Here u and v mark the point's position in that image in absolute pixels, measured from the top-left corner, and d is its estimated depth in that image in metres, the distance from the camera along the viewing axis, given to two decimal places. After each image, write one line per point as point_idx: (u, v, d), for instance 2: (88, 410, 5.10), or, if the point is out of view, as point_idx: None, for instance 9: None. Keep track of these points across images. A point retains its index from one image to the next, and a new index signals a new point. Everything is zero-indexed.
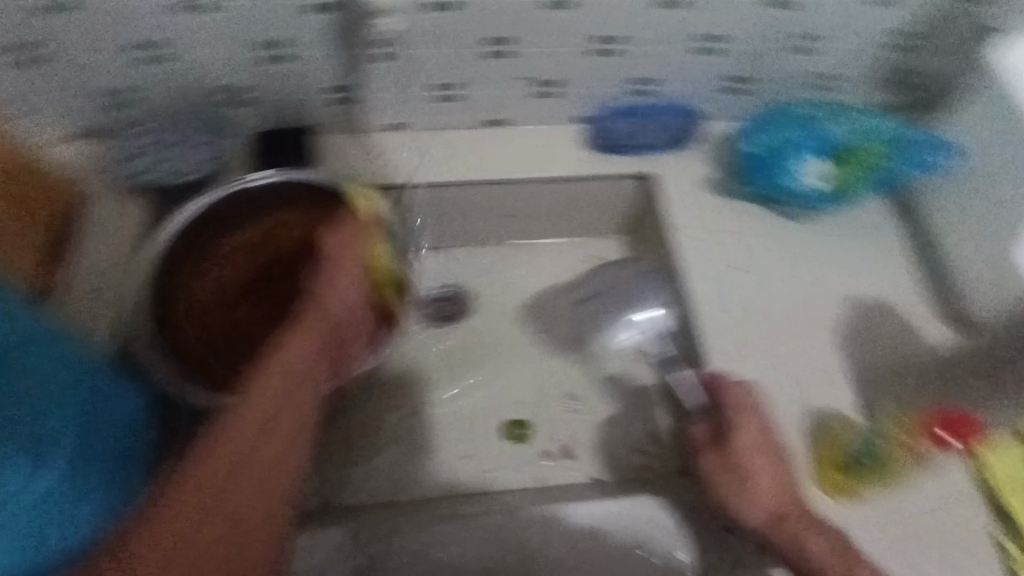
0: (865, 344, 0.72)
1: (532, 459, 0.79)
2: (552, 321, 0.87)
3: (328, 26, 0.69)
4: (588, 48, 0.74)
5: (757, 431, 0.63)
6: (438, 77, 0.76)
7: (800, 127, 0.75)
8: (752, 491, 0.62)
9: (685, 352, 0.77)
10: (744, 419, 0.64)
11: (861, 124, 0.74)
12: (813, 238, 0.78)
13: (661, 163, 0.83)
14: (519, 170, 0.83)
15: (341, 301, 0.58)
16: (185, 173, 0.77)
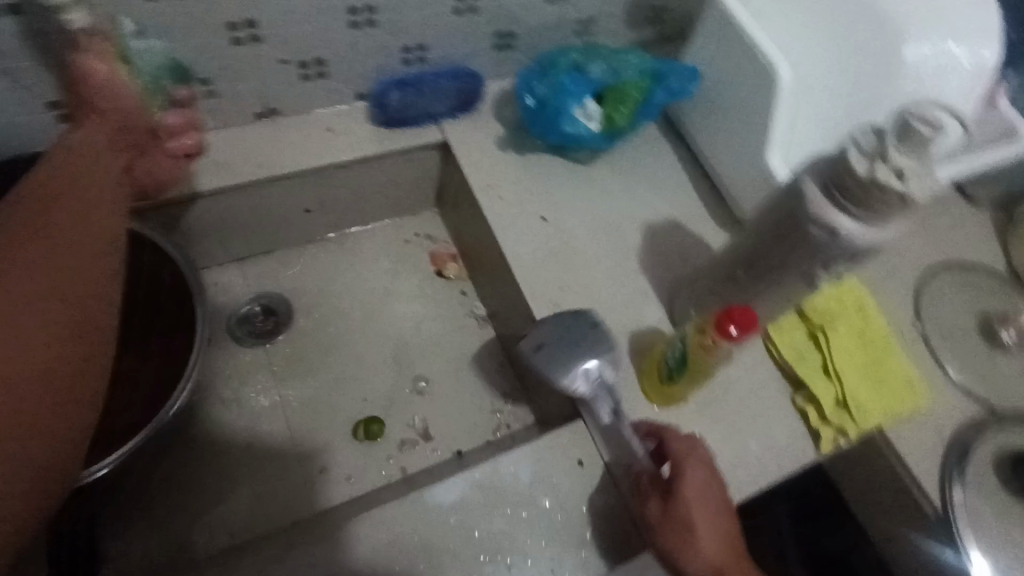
0: (663, 263, 0.79)
1: (390, 453, 0.76)
2: (381, 307, 0.84)
3: (16, 31, 0.57)
4: (351, 21, 0.70)
5: (697, 481, 0.60)
6: (187, 73, 0.68)
7: (566, 73, 0.79)
8: (699, 539, 0.58)
9: (514, 307, 0.78)
10: (689, 468, 0.60)
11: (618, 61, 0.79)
12: (601, 177, 0.84)
13: (451, 130, 0.83)
14: (306, 160, 0.77)
15: (124, 108, 0.57)
16: None
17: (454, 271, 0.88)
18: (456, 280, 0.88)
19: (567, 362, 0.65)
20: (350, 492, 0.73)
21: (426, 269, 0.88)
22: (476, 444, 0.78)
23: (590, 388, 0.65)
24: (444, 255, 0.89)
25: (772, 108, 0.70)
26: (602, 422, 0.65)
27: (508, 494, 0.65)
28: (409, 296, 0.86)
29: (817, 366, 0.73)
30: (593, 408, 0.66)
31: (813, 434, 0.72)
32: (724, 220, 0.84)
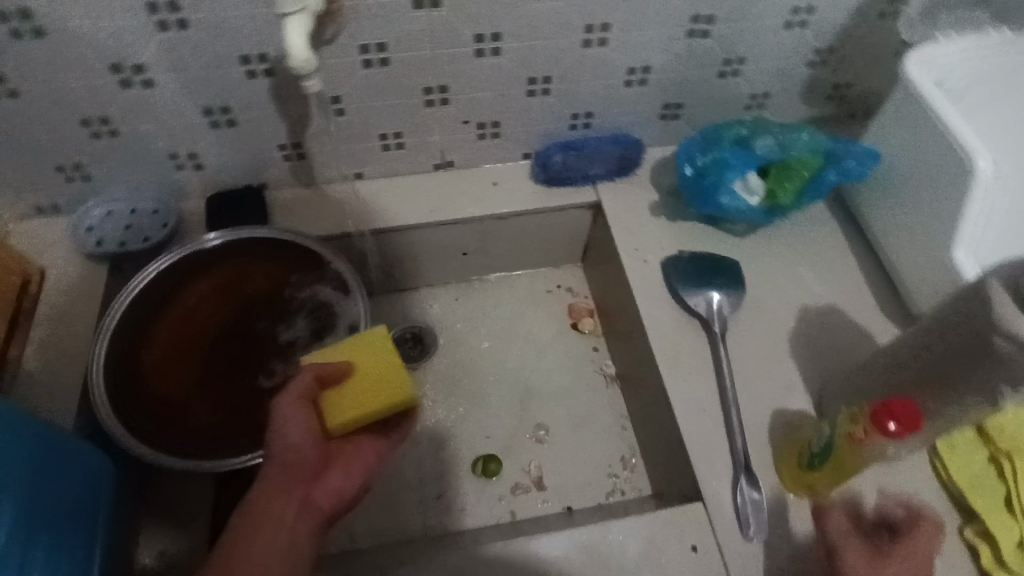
0: (813, 350, 0.74)
1: (504, 494, 0.78)
2: (517, 351, 0.89)
3: (268, 91, 0.72)
4: (530, 90, 0.79)
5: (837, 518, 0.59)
6: (388, 128, 0.80)
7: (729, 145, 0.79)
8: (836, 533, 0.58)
9: (645, 371, 0.78)
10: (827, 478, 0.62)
11: (784, 139, 0.78)
12: (754, 252, 0.81)
13: (606, 192, 0.87)
14: (470, 209, 0.85)
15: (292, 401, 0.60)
16: (144, 240, 0.79)
17: (590, 326, 0.90)
18: (590, 335, 0.90)
19: (697, 284, 0.77)
20: (462, 523, 0.76)
21: (563, 320, 0.91)
22: (589, 502, 0.78)
23: (708, 310, 0.76)
24: (582, 309, 0.92)
25: (963, 202, 0.64)
26: (714, 331, 0.74)
27: (614, 562, 0.63)
28: (543, 345, 0.89)
29: (997, 496, 0.63)
30: (708, 325, 0.75)
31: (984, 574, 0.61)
32: (891, 313, 0.76)
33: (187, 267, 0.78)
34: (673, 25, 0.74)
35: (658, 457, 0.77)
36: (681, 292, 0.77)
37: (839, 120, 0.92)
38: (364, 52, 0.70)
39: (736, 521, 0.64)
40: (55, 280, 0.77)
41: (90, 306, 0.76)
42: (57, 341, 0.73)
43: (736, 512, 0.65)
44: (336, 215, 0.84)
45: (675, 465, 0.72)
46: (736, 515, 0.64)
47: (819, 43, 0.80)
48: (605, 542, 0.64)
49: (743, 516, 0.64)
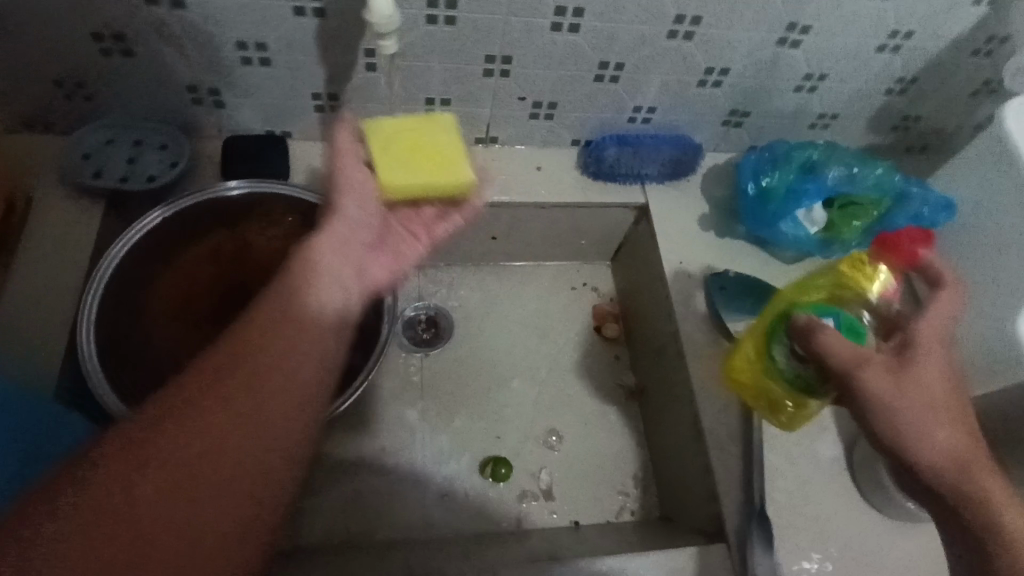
0: None
1: (509, 500, 0.75)
2: (534, 348, 0.85)
3: (314, 32, 0.63)
4: (597, 75, 0.72)
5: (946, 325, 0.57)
6: (437, 93, 0.72)
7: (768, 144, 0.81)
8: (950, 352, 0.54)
9: (673, 393, 0.75)
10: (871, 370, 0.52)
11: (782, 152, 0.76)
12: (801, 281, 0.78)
13: (653, 195, 0.82)
14: (511, 194, 0.79)
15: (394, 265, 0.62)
16: (147, 178, 0.70)
17: (613, 331, 0.87)
18: (613, 341, 0.87)
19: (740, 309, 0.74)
20: (464, 523, 0.73)
21: (586, 322, 0.88)
22: (595, 518, 0.76)
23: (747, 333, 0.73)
24: (606, 312, 0.89)
25: None
26: None
27: None
28: (563, 347, 0.86)
29: None
30: None
31: None
32: None
33: (197, 218, 0.70)
34: (766, 30, 0.68)
35: (672, 479, 0.75)
36: (725, 315, 0.74)
37: (897, 152, 0.88)
38: (429, 6, 0.62)
39: (740, 559, 0.62)
40: (43, 208, 0.69)
41: (81, 243, 0.68)
42: (41, 280, 0.66)
43: (739, 551, 0.63)
44: None
45: (695, 495, 0.70)
46: (734, 548, 0.63)
47: (903, 72, 0.76)
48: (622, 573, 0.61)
49: (748, 555, 0.62)
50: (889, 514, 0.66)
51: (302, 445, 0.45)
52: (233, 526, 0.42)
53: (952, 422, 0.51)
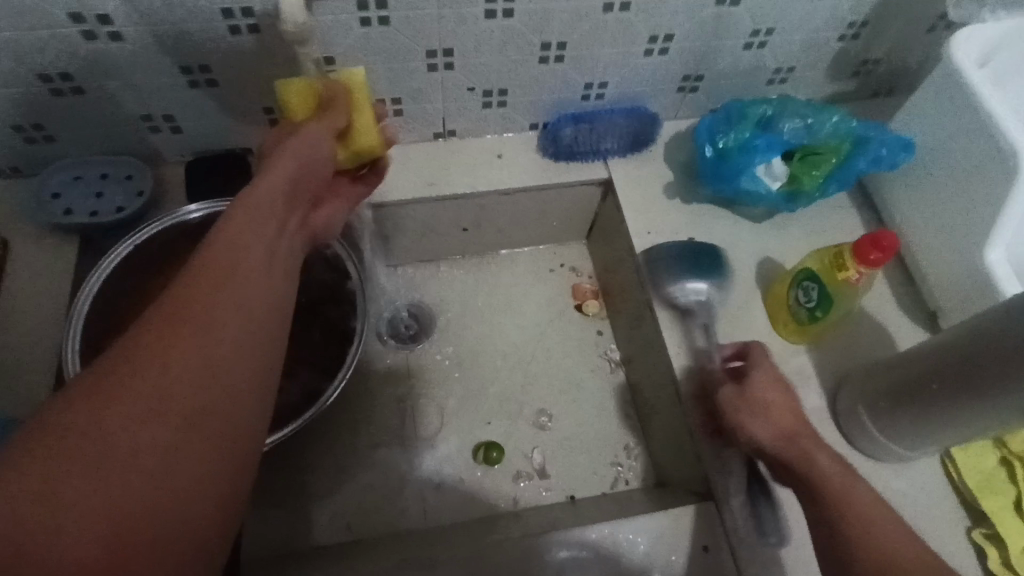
0: (829, 344, 0.71)
1: (504, 482, 0.76)
2: (517, 332, 0.86)
3: (253, 48, 0.64)
4: (542, 56, 0.73)
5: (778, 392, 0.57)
6: (385, 92, 0.73)
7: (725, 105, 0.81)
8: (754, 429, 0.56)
9: (654, 359, 0.76)
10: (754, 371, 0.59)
11: (737, 112, 0.76)
12: (771, 237, 0.78)
13: (616, 168, 0.82)
14: (473, 184, 0.80)
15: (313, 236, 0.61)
16: (116, 209, 0.72)
17: (593, 307, 0.88)
18: (594, 317, 0.88)
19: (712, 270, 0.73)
20: (463, 508, 0.75)
21: (567, 301, 0.89)
22: (591, 491, 0.77)
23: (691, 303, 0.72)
24: (586, 290, 0.90)
25: (1005, 199, 0.61)
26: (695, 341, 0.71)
27: None
28: (544, 328, 0.87)
29: (1009, 499, 0.62)
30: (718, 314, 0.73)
31: None
32: (909, 306, 0.74)
33: (175, 243, 0.72)
34: None
35: (661, 444, 0.76)
36: (675, 281, 0.73)
37: (860, 96, 0.88)
38: (361, 8, 0.63)
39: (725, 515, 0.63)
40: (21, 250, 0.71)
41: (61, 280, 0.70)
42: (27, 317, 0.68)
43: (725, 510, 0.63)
44: None
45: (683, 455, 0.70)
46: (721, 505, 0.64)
47: (851, 16, 0.75)
48: None
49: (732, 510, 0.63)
50: (882, 458, 0.65)
51: (264, 375, 0.41)
52: (219, 492, 0.38)
53: (782, 433, 0.55)
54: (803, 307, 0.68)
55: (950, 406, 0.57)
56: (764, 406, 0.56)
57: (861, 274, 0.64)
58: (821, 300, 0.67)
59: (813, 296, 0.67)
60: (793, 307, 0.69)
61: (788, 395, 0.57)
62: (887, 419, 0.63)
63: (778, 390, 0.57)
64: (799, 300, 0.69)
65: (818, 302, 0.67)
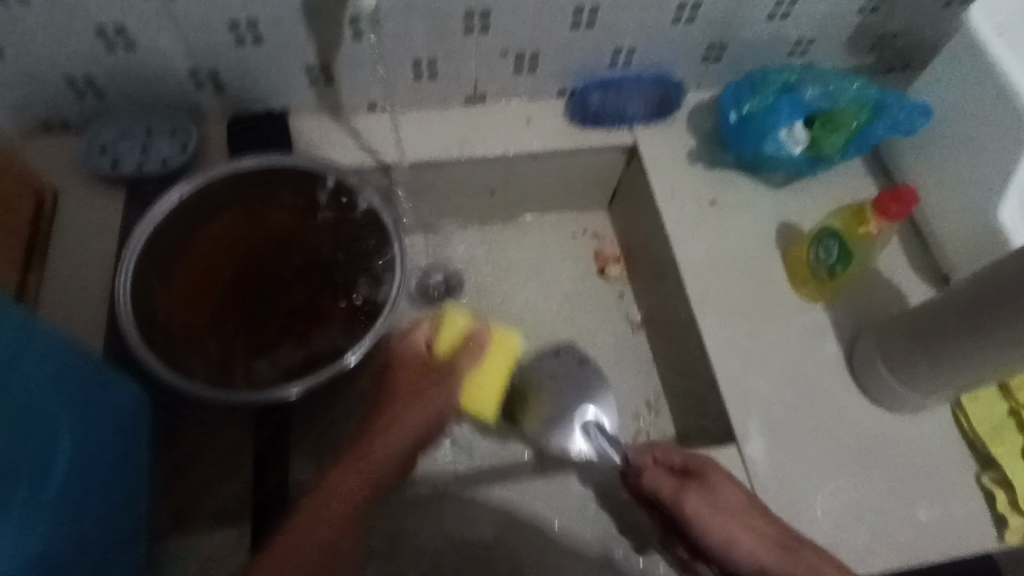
0: (847, 302, 0.74)
1: (530, 433, 0.79)
2: (542, 294, 0.89)
3: (300, 5, 0.67)
4: (574, 22, 0.75)
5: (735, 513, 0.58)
6: (422, 54, 0.76)
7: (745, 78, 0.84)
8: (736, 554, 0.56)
9: (676, 317, 0.79)
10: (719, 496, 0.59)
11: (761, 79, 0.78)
12: (792, 200, 0.80)
13: (641, 134, 0.85)
14: (503, 147, 0.83)
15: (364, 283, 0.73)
16: (162, 162, 0.74)
17: (615, 272, 0.91)
18: (615, 280, 0.91)
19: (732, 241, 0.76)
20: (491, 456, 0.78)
21: (589, 265, 0.92)
22: None
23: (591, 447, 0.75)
24: (608, 255, 0.93)
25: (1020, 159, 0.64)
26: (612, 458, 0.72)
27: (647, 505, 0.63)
28: (568, 290, 0.90)
29: (1015, 446, 0.65)
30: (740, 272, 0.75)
31: (997, 518, 0.64)
32: (922, 269, 0.77)
33: (220, 196, 0.73)
34: None
35: (682, 398, 0.79)
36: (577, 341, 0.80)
37: (878, 70, 0.90)
38: None
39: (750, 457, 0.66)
40: (72, 200, 0.74)
41: (110, 229, 0.73)
42: (78, 263, 0.71)
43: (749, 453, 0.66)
44: (364, 146, 0.81)
45: (705, 405, 0.73)
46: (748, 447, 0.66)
47: None
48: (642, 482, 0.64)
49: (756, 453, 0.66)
50: (889, 407, 0.68)
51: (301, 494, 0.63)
52: None
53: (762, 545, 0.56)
54: (822, 263, 0.72)
55: (959, 352, 0.60)
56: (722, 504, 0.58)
57: (881, 228, 0.69)
58: (844, 253, 0.70)
59: (835, 251, 0.71)
60: (812, 265, 0.72)
61: (735, 486, 0.60)
62: (904, 369, 0.66)
63: (727, 483, 0.60)
64: (819, 258, 0.72)
65: (839, 256, 0.70)
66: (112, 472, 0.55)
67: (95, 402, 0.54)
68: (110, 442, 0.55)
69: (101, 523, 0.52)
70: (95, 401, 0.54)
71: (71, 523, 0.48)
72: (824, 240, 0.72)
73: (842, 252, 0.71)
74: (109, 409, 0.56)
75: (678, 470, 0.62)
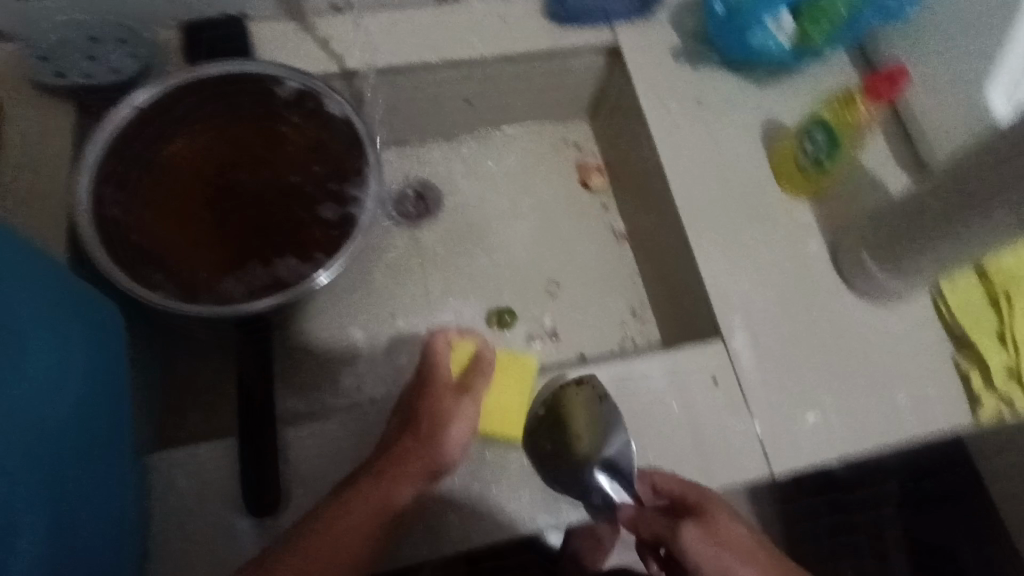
0: (832, 199, 0.73)
1: (516, 345, 0.79)
2: (524, 207, 0.87)
3: None
4: None
5: (737, 542, 0.51)
6: None
7: None
8: None
9: (661, 223, 0.77)
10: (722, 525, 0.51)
11: None
12: (778, 97, 0.78)
13: (623, 33, 0.81)
14: (479, 50, 0.78)
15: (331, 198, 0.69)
16: (112, 72, 0.69)
17: (597, 183, 0.89)
18: (599, 192, 0.89)
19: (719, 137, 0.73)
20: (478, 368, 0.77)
21: (571, 177, 0.89)
22: (601, 351, 0.80)
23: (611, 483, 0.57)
24: (590, 166, 0.90)
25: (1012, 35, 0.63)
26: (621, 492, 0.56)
27: (637, 400, 0.64)
28: (551, 203, 0.88)
29: (991, 330, 0.67)
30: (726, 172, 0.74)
31: (971, 398, 0.66)
32: (906, 163, 0.75)
33: (180, 105, 0.67)
34: None
35: (668, 304, 0.79)
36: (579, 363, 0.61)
37: None
38: None
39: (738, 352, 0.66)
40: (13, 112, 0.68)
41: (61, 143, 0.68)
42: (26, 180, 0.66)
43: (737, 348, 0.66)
44: (330, 51, 0.76)
45: (692, 305, 0.73)
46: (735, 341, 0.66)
47: None
48: (633, 380, 0.64)
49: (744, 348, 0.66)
50: (878, 296, 0.69)
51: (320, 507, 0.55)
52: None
53: None
54: (811, 154, 0.70)
55: (946, 232, 0.60)
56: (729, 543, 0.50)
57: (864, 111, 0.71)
58: (834, 140, 0.70)
59: (826, 139, 0.70)
60: (801, 158, 0.71)
61: (736, 521, 0.52)
62: (891, 257, 0.65)
63: (731, 519, 0.52)
64: (807, 150, 0.71)
65: (829, 143, 0.70)
66: (93, 395, 0.52)
67: (68, 321, 0.50)
68: (86, 364, 0.52)
69: (87, 445, 0.49)
70: (65, 320, 0.50)
71: (56, 435, 0.46)
72: (815, 129, 0.71)
73: (833, 139, 0.70)
74: (82, 330, 0.52)
75: (672, 502, 0.54)
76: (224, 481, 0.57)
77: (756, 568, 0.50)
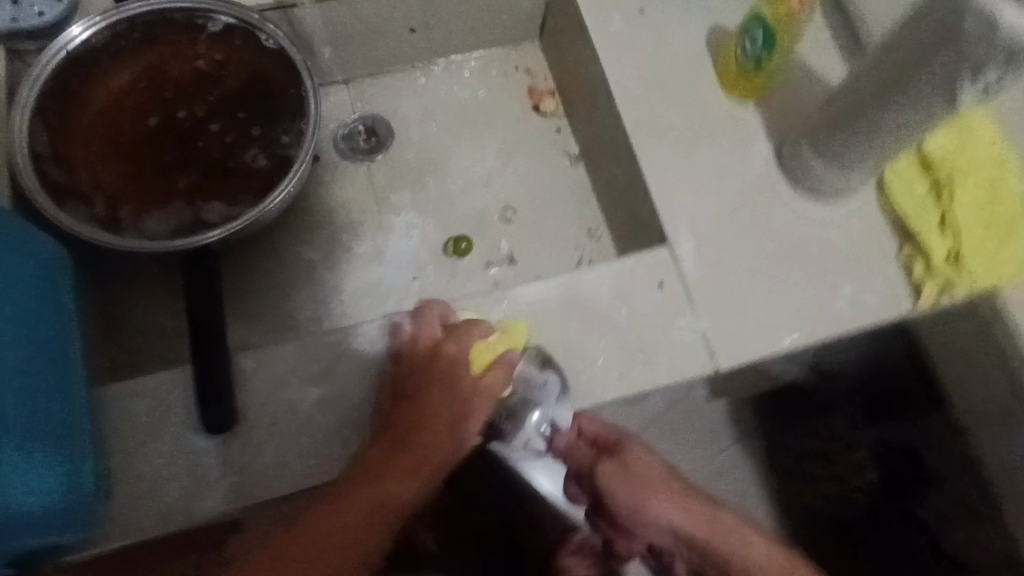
0: (778, 101, 0.73)
1: (474, 271, 0.80)
2: (476, 136, 0.87)
3: None
4: None
5: (645, 471, 0.62)
6: None
7: None
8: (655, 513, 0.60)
9: (608, 139, 0.77)
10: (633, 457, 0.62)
11: None
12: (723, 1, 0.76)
13: None
14: None
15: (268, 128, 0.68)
16: (36, 13, 0.67)
17: (550, 107, 0.88)
18: (551, 115, 0.88)
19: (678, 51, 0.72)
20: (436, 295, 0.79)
21: (523, 103, 0.89)
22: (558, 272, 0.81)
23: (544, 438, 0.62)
24: (542, 90, 0.89)
25: None
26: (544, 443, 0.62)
27: (585, 308, 0.65)
28: (503, 130, 0.87)
29: (933, 219, 0.68)
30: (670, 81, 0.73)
31: (914, 287, 0.68)
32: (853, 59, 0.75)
33: (111, 48, 0.68)
34: None
35: (621, 221, 0.79)
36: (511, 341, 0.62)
37: None
38: None
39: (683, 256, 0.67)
40: None
41: None
42: None
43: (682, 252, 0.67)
44: None
45: (641, 216, 0.73)
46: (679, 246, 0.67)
47: None
48: (582, 290, 0.65)
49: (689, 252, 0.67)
50: (824, 195, 0.70)
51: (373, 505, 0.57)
52: None
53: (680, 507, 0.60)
54: (748, 56, 0.70)
55: (873, 120, 0.60)
56: (634, 471, 0.61)
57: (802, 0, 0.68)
58: (770, 38, 0.69)
59: (761, 38, 0.69)
60: (739, 60, 0.71)
61: (646, 453, 0.63)
62: (831, 150, 0.66)
63: (642, 451, 0.62)
64: (746, 50, 0.70)
65: (764, 42, 0.69)
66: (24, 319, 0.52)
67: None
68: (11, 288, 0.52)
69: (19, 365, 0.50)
70: None
71: None
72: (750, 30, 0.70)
73: (768, 38, 0.69)
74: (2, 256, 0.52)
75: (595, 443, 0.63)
76: (180, 405, 0.59)
77: (665, 490, 0.61)
